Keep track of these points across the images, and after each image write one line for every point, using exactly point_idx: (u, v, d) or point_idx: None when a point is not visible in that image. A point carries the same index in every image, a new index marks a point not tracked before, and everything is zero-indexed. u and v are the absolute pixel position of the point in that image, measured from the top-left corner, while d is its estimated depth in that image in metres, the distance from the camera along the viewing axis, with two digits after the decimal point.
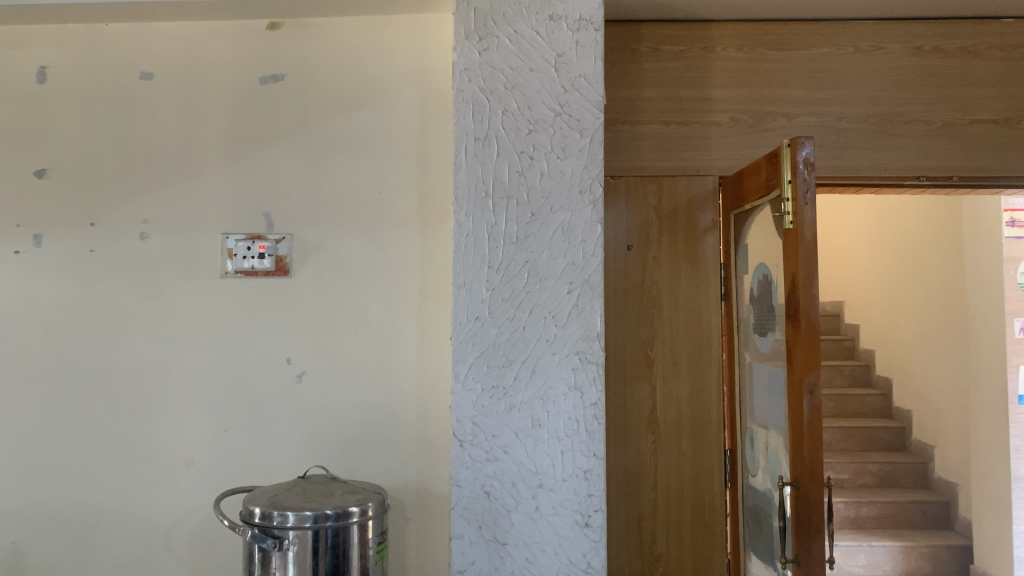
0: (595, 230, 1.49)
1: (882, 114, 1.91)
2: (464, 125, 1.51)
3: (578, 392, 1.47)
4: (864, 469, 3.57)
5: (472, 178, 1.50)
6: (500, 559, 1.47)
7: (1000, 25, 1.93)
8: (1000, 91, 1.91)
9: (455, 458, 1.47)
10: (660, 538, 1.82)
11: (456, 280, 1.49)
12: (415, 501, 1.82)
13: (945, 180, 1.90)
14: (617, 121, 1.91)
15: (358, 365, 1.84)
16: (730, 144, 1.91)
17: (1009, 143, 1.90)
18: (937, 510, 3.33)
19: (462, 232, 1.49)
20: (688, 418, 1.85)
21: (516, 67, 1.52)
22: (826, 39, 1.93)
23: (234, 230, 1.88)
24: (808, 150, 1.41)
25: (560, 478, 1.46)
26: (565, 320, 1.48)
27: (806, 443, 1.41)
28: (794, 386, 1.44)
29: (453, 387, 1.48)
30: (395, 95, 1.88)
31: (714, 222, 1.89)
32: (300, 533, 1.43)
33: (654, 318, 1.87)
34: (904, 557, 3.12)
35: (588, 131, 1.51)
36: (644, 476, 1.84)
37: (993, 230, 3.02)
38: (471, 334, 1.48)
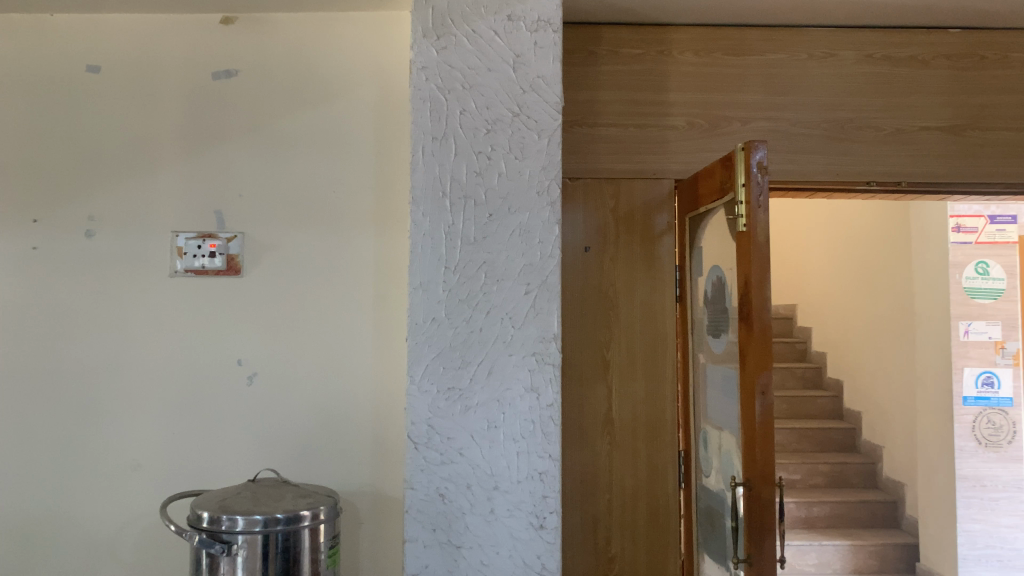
0: (553, 231, 1.49)
1: (834, 120, 1.94)
2: (421, 124, 1.49)
3: (535, 393, 1.47)
4: (816, 470, 3.63)
5: (430, 178, 1.49)
6: (454, 562, 1.45)
7: (947, 35, 1.98)
8: (947, 99, 1.96)
9: (409, 461, 1.46)
10: (615, 539, 1.83)
11: (412, 280, 1.47)
12: (370, 504, 1.80)
13: (894, 186, 1.94)
14: (575, 123, 1.91)
15: (312, 367, 1.82)
16: (686, 147, 1.92)
17: (955, 150, 1.95)
18: (885, 509, 3.41)
19: (419, 232, 1.48)
20: (644, 419, 1.86)
21: (474, 67, 1.51)
22: (780, 45, 1.95)
23: (184, 228, 1.83)
24: (762, 154, 1.43)
25: (516, 480, 1.45)
26: (522, 321, 1.47)
27: (758, 444, 1.42)
28: (747, 387, 1.45)
29: (409, 389, 1.46)
30: (353, 93, 1.86)
31: (670, 225, 1.91)
32: (250, 537, 1.41)
33: (610, 319, 1.88)
34: (852, 556, 3.19)
35: (546, 132, 1.51)
36: (599, 477, 1.84)
37: (939, 235, 3.09)
38: (428, 335, 1.47)
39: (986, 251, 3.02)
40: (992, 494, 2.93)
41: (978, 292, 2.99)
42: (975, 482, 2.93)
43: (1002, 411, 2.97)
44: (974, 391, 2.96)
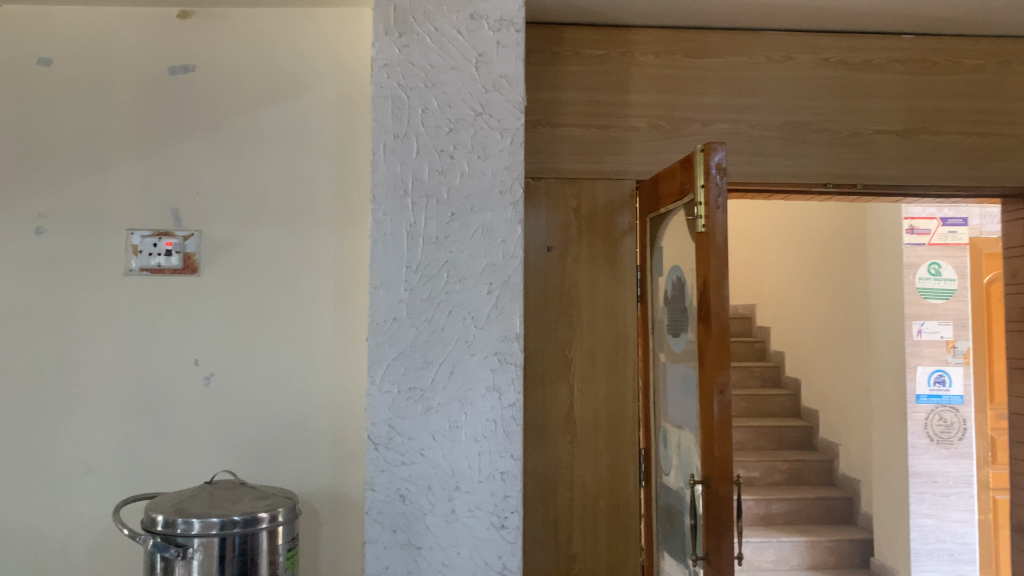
0: (516, 230, 1.49)
1: (792, 122, 1.97)
2: (383, 121, 1.48)
3: (497, 393, 1.47)
4: (774, 467, 3.68)
5: (391, 177, 1.48)
6: (415, 562, 1.44)
7: (901, 40, 2.02)
8: (901, 103, 2.00)
9: (369, 462, 1.45)
10: (576, 538, 1.83)
11: (373, 280, 1.46)
12: (329, 506, 1.78)
13: (850, 188, 1.98)
14: (537, 123, 1.92)
15: (270, 367, 1.79)
16: (647, 148, 1.93)
17: (909, 154, 1.99)
18: (841, 505, 3.48)
19: (381, 231, 1.47)
20: (605, 418, 1.87)
21: (436, 65, 1.51)
22: (739, 48, 1.98)
23: (139, 226, 1.80)
24: (720, 156, 1.45)
25: (477, 480, 1.45)
26: (484, 321, 1.47)
27: (717, 443, 1.43)
28: (705, 386, 1.47)
29: (369, 390, 1.45)
30: (313, 91, 1.84)
31: (632, 225, 1.92)
32: (206, 540, 1.38)
33: (572, 319, 1.89)
34: (809, 552, 3.25)
35: (509, 131, 1.50)
36: (560, 476, 1.85)
37: (895, 236, 3.15)
38: (389, 336, 1.46)
39: (939, 253, 3.08)
40: (944, 490, 2.99)
41: (931, 292, 3.05)
42: (927, 478, 2.99)
43: (952, 408, 3.02)
44: (926, 389, 3.02)
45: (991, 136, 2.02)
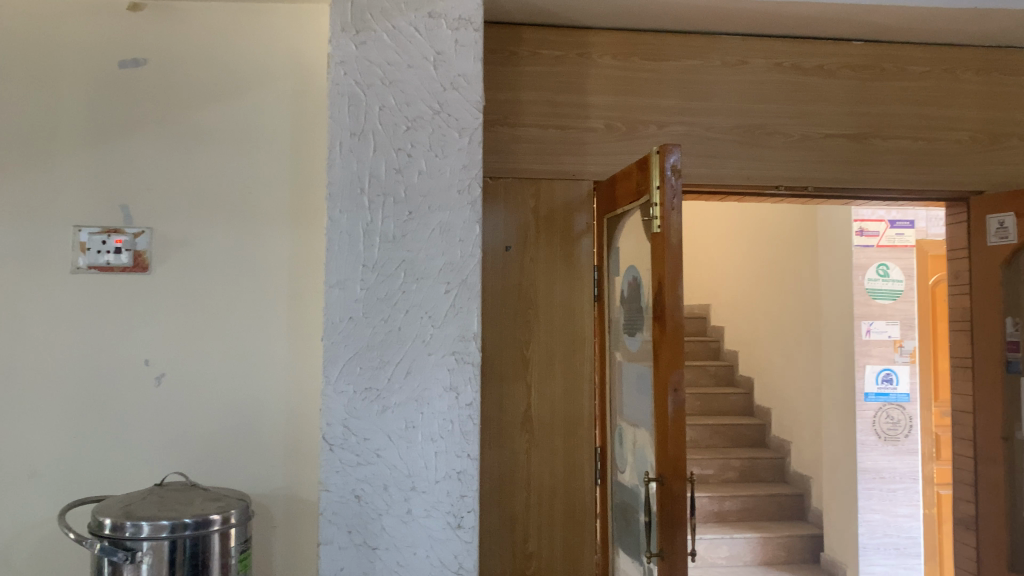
0: (473, 230, 1.48)
1: (746, 126, 2.01)
2: (339, 119, 1.47)
3: (454, 392, 1.46)
4: (728, 465, 3.73)
5: (348, 174, 1.46)
6: (370, 563, 1.43)
7: (851, 47, 2.06)
8: (850, 108, 2.05)
9: (324, 463, 1.43)
10: (532, 537, 1.84)
11: (328, 279, 1.44)
12: (284, 507, 1.76)
13: (801, 190, 2.02)
14: (496, 123, 1.92)
15: (224, 367, 1.77)
16: (605, 150, 1.95)
17: (858, 157, 2.04)
18: (792, 502, 3.55)
19: (337, 229, 1.45)
20: (561, 417, 1.88)
21: (394, 63, 1.50)
22: (695, 51, 2.00)
23: (87, 223, 1.75)
24: (675, 158, 1.46)
25: (433, 481, 1.45)
26: (441, 320, 1.46)
27: (671, 440, 1.45)
28: (660, 384, 1.48)
29: (324, 390, 1.44)
30: (268, 86, 1.81)
31: (589, 226, 1.93)
32: (155, 543, 1.36)
33: (530, 318, 1.89)
34: (761, 548, 3.31)
35: (467, 131, 1.50)
36: (517, 475, 1.85)
37: (844, 237, 3.23)
38: (345, 335, 1.44)
39: (887, 254, 3.15)
40: (890, 485, 3.07)
41: (879, 293, 3.13)
42: (875, 474, 3.07)
43: (899, 406, 3.10)
44: (874, 387, 3.10)
45: (936, 141, 2.07)
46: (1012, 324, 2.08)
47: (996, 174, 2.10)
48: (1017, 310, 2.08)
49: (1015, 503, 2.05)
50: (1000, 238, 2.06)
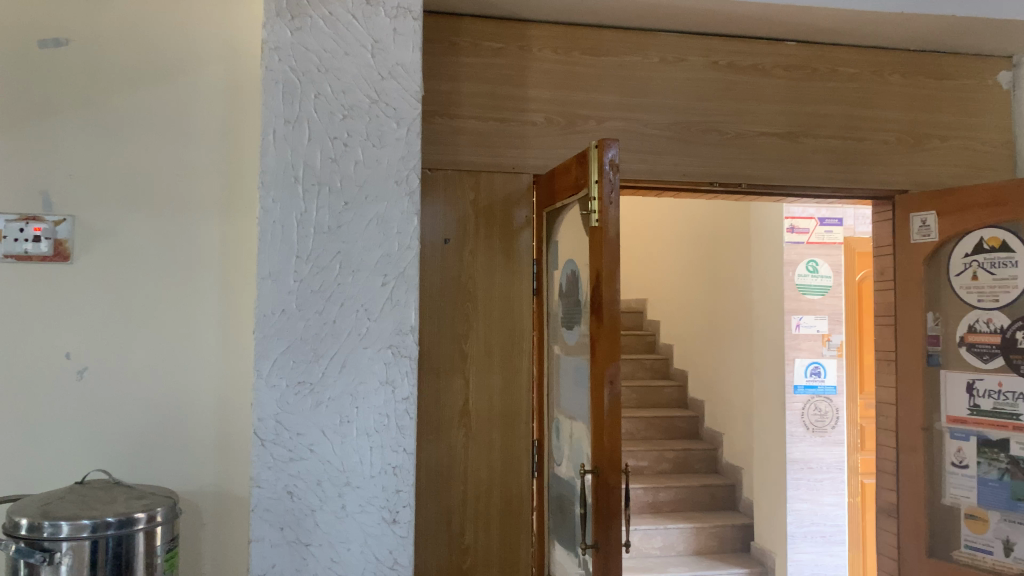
0: (411, 222, 1.46)
1: (683, 122, 2.03)
2: (273, 106, 1.43)
3: (390, 386, 1.44)
4: (662, 456, 3.80)
5: (281, 163, 1.43)
6: (303, 560, 1.41)
7: (785, 47, 2.11)
8: (783, 107, 2.09)
9: (255, 459, 1.40)
10: (468, 531, 1.84)
11: (261, 270, 1.41)
12: (213, 504, 1.72)
13: (735, 187, 2.06)
14: (435, 114, 1.90)
15: (151, 361, 1.71)
16: (544, 143, 1.95)
17: (790, 156, 2.09)
18: (724, 492, 3.63)
19: (269, 219, 1.42)
20: (499, 411, 1.88)
21: (331, 50, 1.46)
22: (634, 48, 2.02)
23: (4, 210, 1.67)
24: (614, 153, 1.47)
25: (368, 476, 1.43)
26: (377, 314, 1.44)
27: (606, 432, 1.46)
28: (597, 377, 1.49)
29: (255, 384, 1.40)
30: (199, 71, 1.76)
31: (529, 219, 1.93)
32: (76, 544, 1.31)
33: (468, 311, 1.88)
34: (693, 537, 3.38)
35: (405, 121, 1.48)
36: (453, 469, 1.84)
37: (776, 234, 3.30)
38: (278, 328, 1.41)
39: (817, 251, 3.24)
40: (817, 475, 3.15)
41: (808, 288, 3.22)
42: (803, 464, 3.15)
43: (826, 398, 3.20)
44: (803, 380, 3.18)
45: (863, 140, 2.14)
46: (932, 319, 2.16)
47: (919, 173, 2.17)
48: (937, 305, 2.17)
49: (932, 490, 2.14)
50: (922, 236, 2.15)
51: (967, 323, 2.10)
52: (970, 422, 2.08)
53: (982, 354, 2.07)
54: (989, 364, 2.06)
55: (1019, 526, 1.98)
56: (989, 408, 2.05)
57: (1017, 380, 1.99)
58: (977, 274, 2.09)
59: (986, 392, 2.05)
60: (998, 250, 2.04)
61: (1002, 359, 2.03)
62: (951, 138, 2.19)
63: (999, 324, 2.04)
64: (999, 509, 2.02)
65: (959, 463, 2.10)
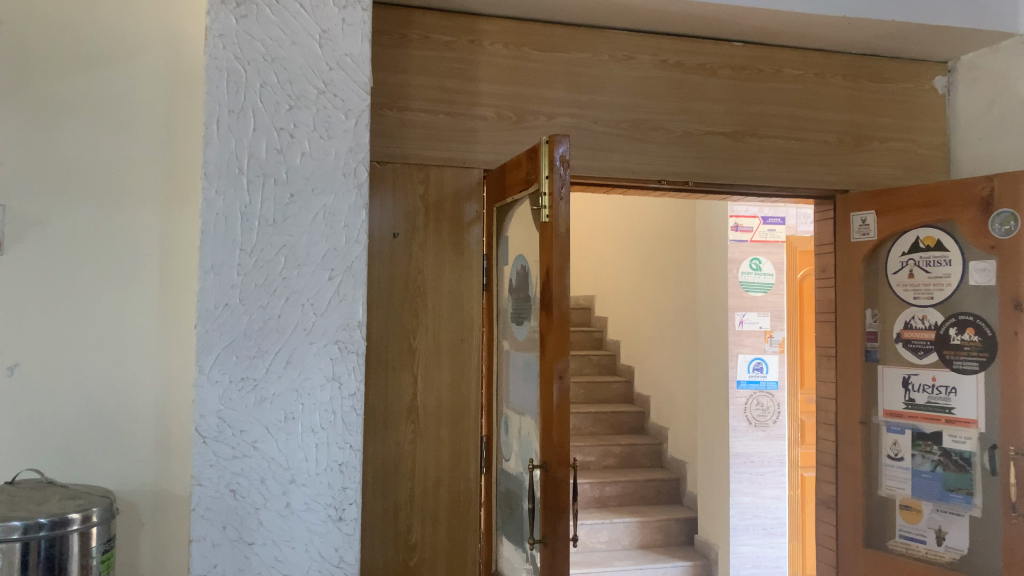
0: (359, 215, 1.44)
1: (632, 120, 2.05)
2: (216, 95, 1.39)
3: (336, 382, 1.42)
4: (609, 451, 3.83)
5: (225, 153, 1.39)
6: (245, 560, 1.38)
7: (731, 47, 2.14)
8: (729, 107, 2.13)
9: (197, 457, 1.36)
10: (415, 527, 1.83)
11: (203, 263, 1.37)
12: (153, 503, 1.67)
13: (682, 185, 2.09)
14: (384, 106, 1.87)
15: (87, 356, 1.65)
16: (494, 138, 1.94)
17: (735, 155, 2.13)
18: (668, 486, 3.69)
19: (211, 211, 1.38)
20: (447, 407, 1.87)
21: (277, 39, 1.43)
22: (584, 44, 2.02)
23: None
24: (565, 148, 1.47)
25: (313, 473, 1.40)
26: (324, 308, 1.42)
27: (555, 428, 1.47)
28: (546, 372, 1.50)
29: (196, 380, 1.36)
30: (139, 58, 1.70)
31: (479, 214, 1.93)
32: (6, 547, 1.25)
33: (417, 307, 1.87)
34: (638, 531, 3.42)
35: (353, 112, 1.45)
36: (401, 466, 1.83)
37: (720, 232, 3.34)
38: (220, 323, 1.38)
39: (760, 249, 3.30)
40: (759, 469, 3.22)
41: (752, 286, 3.28)
42: (745, 458, 3.21)
43: (768, 393, 3.26)
44: (745, 375, 3.24)
45: (806, 141, 2.19)
46: (870, 315, 2.23)
47: (859, 174, 2.23)
48: (875, 301, 2.24)
49: (869, 483, 2.21)
50: (862, 234, 2.22)
51: (904, 319, 2.17)
52: (905, 415, 2.15)
53: (917, 350, 2.13)
54: (923, 359, 2.12)
55: (951, 516, 2.05)
56: (922, 402, 2.11)
57: (950, 375, 2.06)
58: (913, 273, 2.15)
59: (920, 387, 2.12)
60: (933, 249, 2.10)
61: (936, 354, 2.10)
62: (890, 140, 2.25)
63: (933, 320, 2.11)
64: (931, 500, 2.09)
65: (894, 456, 2.17)
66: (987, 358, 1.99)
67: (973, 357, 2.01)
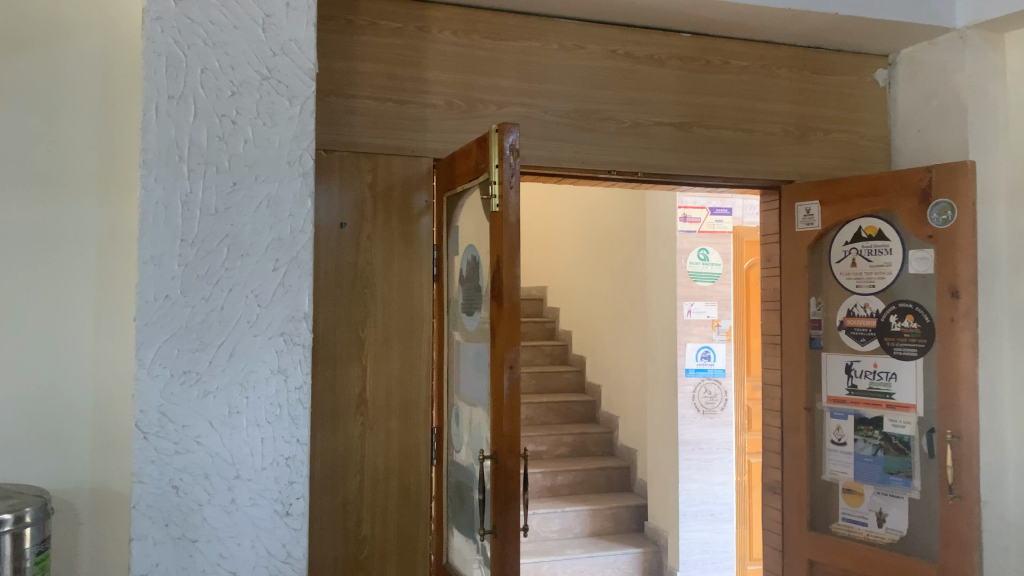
0: (304, 205, 1.41)
1: (582, 110, 2.05)
2: (154, 79, 1.34)
3: (282, 375, 1.39)
4: (560, 441, 3.85)
5: (165, 141, 1.34)
6: (189, 557, 1.35)
7: (679, 38, 2.15)
8: (678, 98, 2.14)
9: (137, 453, 1.32)
10: (365, 521, 1.81)
11: (142, 254, 1.33)
12: (91, 503, 1.62)
13: (631, 175, 2.10)
14: (330, 93, 1.84)
15: (18, 350, 1.59)
16: (443, 127, 1.92)
17: (684, 145, 2.14)
18: (619, 474, 3.73)
19: (150, 200, 1.33)
20: (397, 398, 1.85)
21: (218, 23, 1.38)
22: (533, 33, 2.01)
23: None
24: (514, 137, 1.47)
25: (259, 468, 1.37)
26: (268, 300, 1.39)
27: (506, 418, 1.46)
28: (496, 363, 1.49)
29: (136, 374, 1.32)
30: (72, 40, 1.64)
31: (428, 204, 1.91)
32: None
33: (366, 297, 1.84)
34: (589, 519, 3.45)
35: (298, 99, 1.42)
36: (350, 459, 1.81)
37: (670, 222, 3.37)
38: (160, 316, 1.33)
39: (707, 240, 3.34)
40: (707, 456, 3.27)
41: (699, 275, 3.32)
42: (694, 445, 3.25)
43: (716, 381, 3.31)
44: (694, 363, 3.29)
45: (753, 132, 2.21)
46: (815, 304, 2.28)
47: (804, 164, 2.27)
48: (819, 291, 2.28)
49: (814, 467, 2.26)
50: (806, 224, 2.26)
51: (847, 307, 2.21)
52: (848, 401, 2.20)
53: (859, 337, 2.18)
54: (865, 346, 2.17)
55: (891, 498, 2.11)
56: (864, 388, 2.17)
57: (890, 361, 2.12)
58: (855, 262, 2.20)
59: (862, 373, 2.17)
60: (875, 238, 2.15)
61: (877, 341, 2.15)
62: (833, 131, 2.30)
63: (875, 308, 2.16)
64: (872, 483, 2.15)
65: (838, 441, 2.22)
66: (925, 344, 2.04)
67: (912, 343, 2.07)
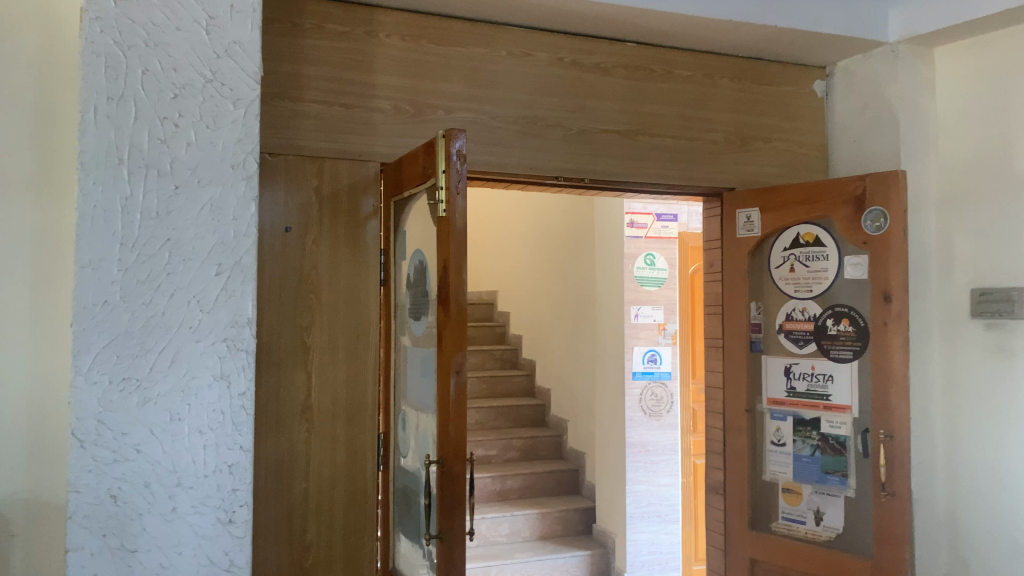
0: (248, 209, 1.40)
1: (529, 116, 2.06)
2: (94, 80, 1.31)
3: (225, 381, 1.38)
4: (510, 445, 3.85)
5: (103, 142, 1.31)
6: (128, 567, 1.32)
7: (624, 47, 2.19)
8: (624, 106, 2.17)
9: (73, 462, 1.29)
10: (310, 528, 1.79)
11: (79, 258, 1.30)
12: (25, 514, 1.58)
13: (578, 181, 2.12)
14: (275, 96, 1.82)
15: None
16: (391, 131, 1.92)
17: (629, 152, 2.18)
18: (568, 477, 3.75)
19: (89, 203, 1.30)
20: (343, 404, 1.84)
21: (160, 24, 1.36)
22: (482, 39, 2.02)
23: None
24: (460, 143, 1.47)
25: (201, 475, 1.35)
26: (211, 305, 1.37)
27: (452, 422, 1.47)
28: (443, 367, 1.49)
29: (73, 381, 1.29)
30: (5, 38, 1.59)
31: (376, 208, 1.90)
32: None
33: (312, 302, 1.83)
34: (538, 522, 3.47)
35: (242, 102, 1.40)
36: (296, 465, 1.79)
37: (617, 227, 3.41)
38: (99, 321, 1.31)
39: (654, 245, 3.39)
40: (653, 458, 3.31)
41: (647, 280, 3.37)
42: (641, 447, 3.30)
43: (662, 383, 3.36)
44: (641, 367, 3.33)
45: (696, 140, 2.26)
46: (756, 308, 2.34)
47: (746, 172, 2.33)
48: (760, 295, 2.34)
49: (755, 468, 2.31)
50: (747, 230, 2.32)
51: (786, 311, 2.27)
52: (787, 403, 2.25)
53: (798, 340, 2.24)
54: (803, 349, 2.23)
55: (828, 497, 2.17)
56: (803, 390, 2.22)
57: (827, 363, 2.18)
58: (794, 267, 2.26)
59: (801, 375, 2.23)
60: (812, 244, 2.22)
61: (815, 344, 2.21)
62: (774, 140, 2.36)
63: (812, 312, 2.22)
64: (811, 482, 2.21)
65: (778, 442, 2.27)
66: (860, 347, 2.11)
67: (848, 346, 2.13)
